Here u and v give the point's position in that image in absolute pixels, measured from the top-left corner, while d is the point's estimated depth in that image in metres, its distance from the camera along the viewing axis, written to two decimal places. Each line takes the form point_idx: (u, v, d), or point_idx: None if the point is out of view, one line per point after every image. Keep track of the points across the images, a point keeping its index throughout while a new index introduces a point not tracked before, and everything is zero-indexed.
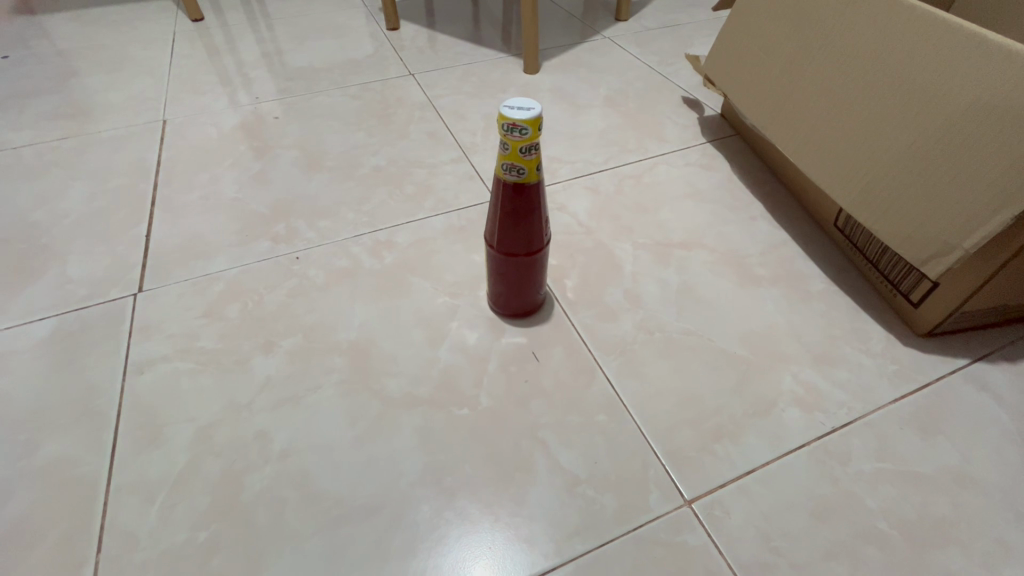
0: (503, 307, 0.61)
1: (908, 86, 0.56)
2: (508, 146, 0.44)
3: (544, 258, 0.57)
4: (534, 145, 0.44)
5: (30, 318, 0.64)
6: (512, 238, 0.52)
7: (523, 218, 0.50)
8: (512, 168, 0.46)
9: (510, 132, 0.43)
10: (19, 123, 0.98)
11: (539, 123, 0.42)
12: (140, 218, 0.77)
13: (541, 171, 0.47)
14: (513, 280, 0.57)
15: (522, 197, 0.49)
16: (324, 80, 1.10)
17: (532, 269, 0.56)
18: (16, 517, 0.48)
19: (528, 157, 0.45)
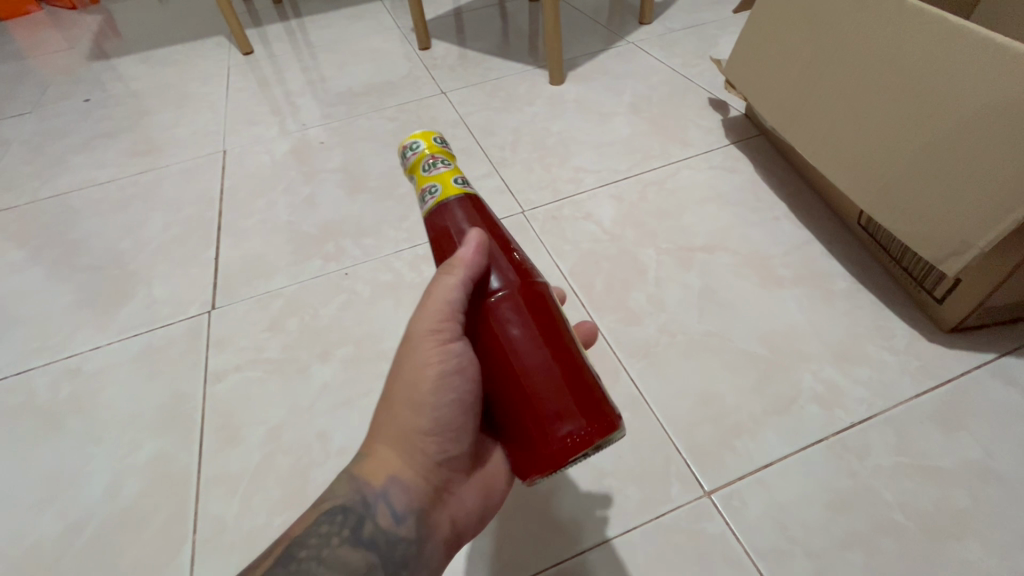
0: (522, 468, 0.37)
1: (923, 92, 0.57)
2: (415, 175, 0.40)
3: (534, 302, 0.37)
4: (436, 156, 0.40)
5: (126, 335, 0.74)
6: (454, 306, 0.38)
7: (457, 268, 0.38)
8: (423, 193, 0.39)
9: (406, 161, 0.41)
10: (104, 160, 1.11)
11: (429, 134, 0.40)
12: (209, 242, 0.87)
13: (461, 184, 0.39)
14: (515, 370, 0.36)
15: (438, 235, 0.38)
16: (364, 104, 1.18)
17: (529, 317, 0.36)
18: (129, 504, 0.58)
19: (433, 170, 0.39)
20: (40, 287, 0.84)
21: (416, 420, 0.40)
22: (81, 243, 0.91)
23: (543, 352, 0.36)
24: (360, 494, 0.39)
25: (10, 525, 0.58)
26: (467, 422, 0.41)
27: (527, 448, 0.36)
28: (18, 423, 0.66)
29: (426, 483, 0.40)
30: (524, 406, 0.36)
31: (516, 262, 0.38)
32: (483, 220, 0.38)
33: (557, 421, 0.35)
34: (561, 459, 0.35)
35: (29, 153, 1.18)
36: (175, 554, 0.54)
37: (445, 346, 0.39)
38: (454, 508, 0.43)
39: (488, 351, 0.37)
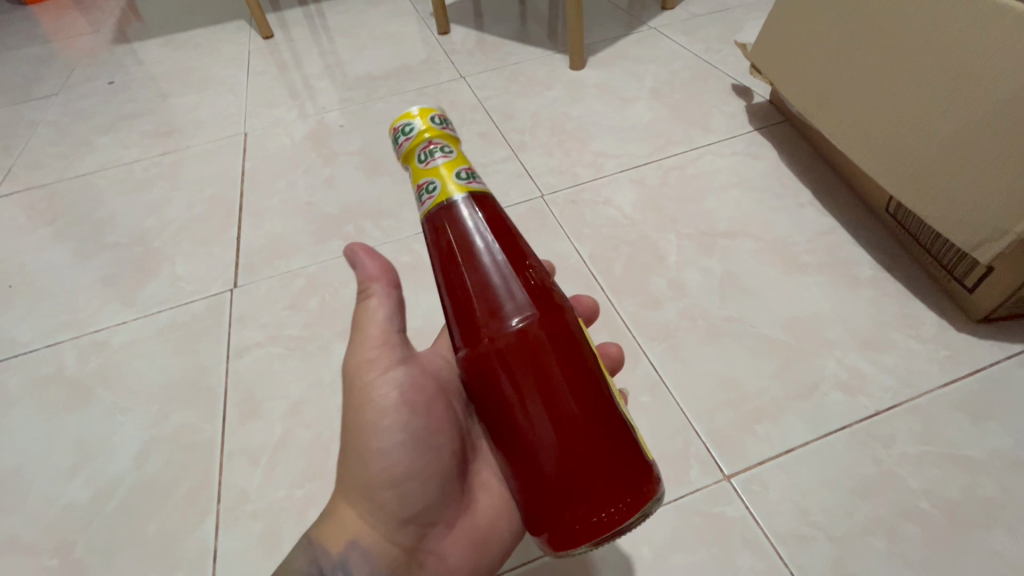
0: (541, 530, 0.35)
1: (958, 76, 0.56)
2: (412, 164, 0.38)
3: (554, 345, 0.34)
4: (432, 143, 0.37)
5: (150, 311, 0.76)
6: (465, 331, 0.35)
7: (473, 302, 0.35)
8: (421, 189, 0.37)
9: (401, 147, 0.38)
10: (127, 141, 1.12)
11: (425, 114, 0.38)
12: (231, 222, 0.88)
13: (465, 181, 0.37)
14: (543, 428, 0.34)
15: (453, 248, 0.36)
16: (383, 88, 1.18)
17: (554, 367, 0.34)
18: (155, 473, 0.59)
19: (431, 163, 0.37)
20: (67, 263, 0.86)
21: (367, 479, 0.41)
22: (107, 222, 0.92)
23: (574, 401, 0.34)
24: (318, 566, 0.41)
25: (42, 491, 0.60)
26: (424, 468, 0.41)
27: (555, 512, 0.34)
28: (48, 393, 0.68)
29: (391, 544, 0.42)
30: (549, 461, 0.34)
31: (537, 285, 0.36)
32: (495, 235, 0.36)
33: (598, 488, 0.34)
34: (597, 531, 0.33)
35: (55, 133, 1.19)
36: (200, 522, 0.55)
37: (385, 373, 0.41)
38: (432, 565, 0.43)
39: (507, 397, 0.34)
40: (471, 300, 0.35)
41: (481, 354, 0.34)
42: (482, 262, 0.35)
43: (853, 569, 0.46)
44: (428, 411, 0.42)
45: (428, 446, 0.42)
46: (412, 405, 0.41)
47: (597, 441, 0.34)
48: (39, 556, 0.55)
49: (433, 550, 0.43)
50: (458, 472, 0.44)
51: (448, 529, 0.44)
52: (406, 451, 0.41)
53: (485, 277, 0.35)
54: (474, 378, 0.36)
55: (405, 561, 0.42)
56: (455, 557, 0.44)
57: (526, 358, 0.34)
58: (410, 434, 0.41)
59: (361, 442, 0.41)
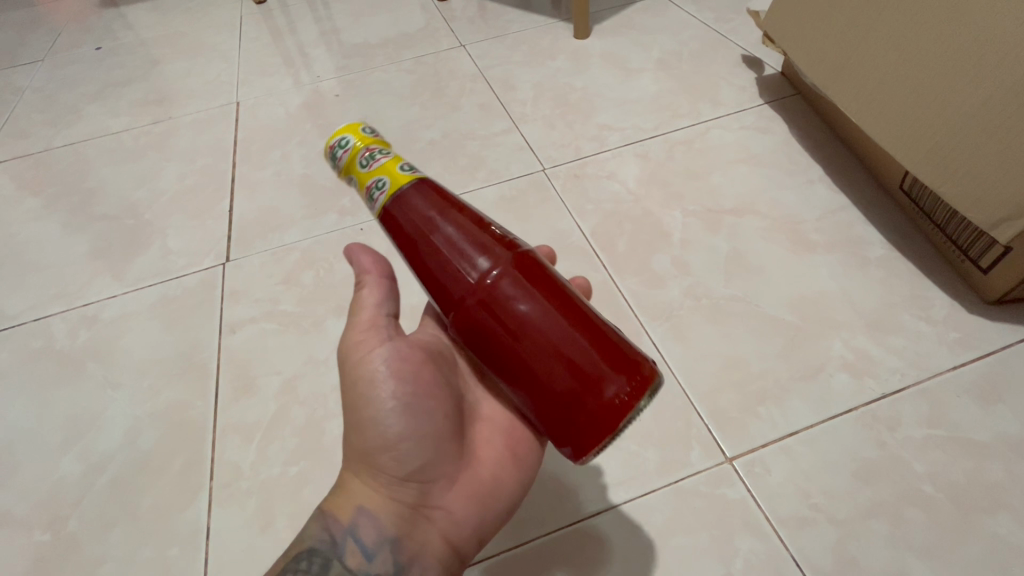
0: (562, 444, 0.35)
1: (987, 45, 0.53)
2: (353, 177, 0.39)
3: (520, 274, 0.34)
4: (366, 150, 0.38)
5: (141, 284, 0.74)
6: (443, 291, 0.36)
7: (440, 264, 0.35)
8: (371, 190, 0.37)
9: (340, 163, 0.39)
10: (116, 110, 1.09)
11: (352, 128, 0.39)
12: (223, 194, 0.85)
13: (407, 170, 0.37)
14: (533, 349, 0.34)
15: (410, 225, 0.36)
16: (380, 56, 1.13)
17: (529, 290, 0.34)
18: (148, 449, 0.58)
19: (370, 166, 0.38)
20: (56, 235, 0.84)
21: (366, 448, 0.40)
22: (96, 192, 0.90)
23: (552, 320, 0.34)
24: (329, 534, 0.41)
25: (33, 465, 0.59)
26: (419, 430, 0.40)
27: (570, 421, 0.34)
28: (38, 367, 0.67)
29: (396, 505, 0.41)
30: (548, 381, 0.34)
31: (494, 233, 0.36)
32: (444, 199, 0.37)
33: (599, 389, 0.33)
34: (608, 425, 0.33)
35: (42, 100, 1.16)
36: (194, 498, 0.54)
37: (374, 349, 0.40)
38: (441, 522, 0.42)
39: (497, 333, 0.34)
40: (439, 261, 0.35)
41: (461, 312, 0.35)
42: (439, 225, 0.35)
43: (854, 553, 0.46)
44: (421, 381, 0.41)
45: (422, 409, 0.41)
46: (402, 374, 0.40)
47: (590, 338, 0.34)
48: (33, 530, 0.55)
49: (440, 507, 0.42)
50: (458, 432, 0.43)
51: (450, 486, 0.42)
52: (400, 415, 0.40)
53: (444, 237, 0.35)
54: (462, 330, 0.36)
55: (412, 521, 0.41)
56: (464, 512, 0.43)
57: (500, 301, 0.34)
58: (401, 398, 0.40)
59: (357, 414, 0.40)
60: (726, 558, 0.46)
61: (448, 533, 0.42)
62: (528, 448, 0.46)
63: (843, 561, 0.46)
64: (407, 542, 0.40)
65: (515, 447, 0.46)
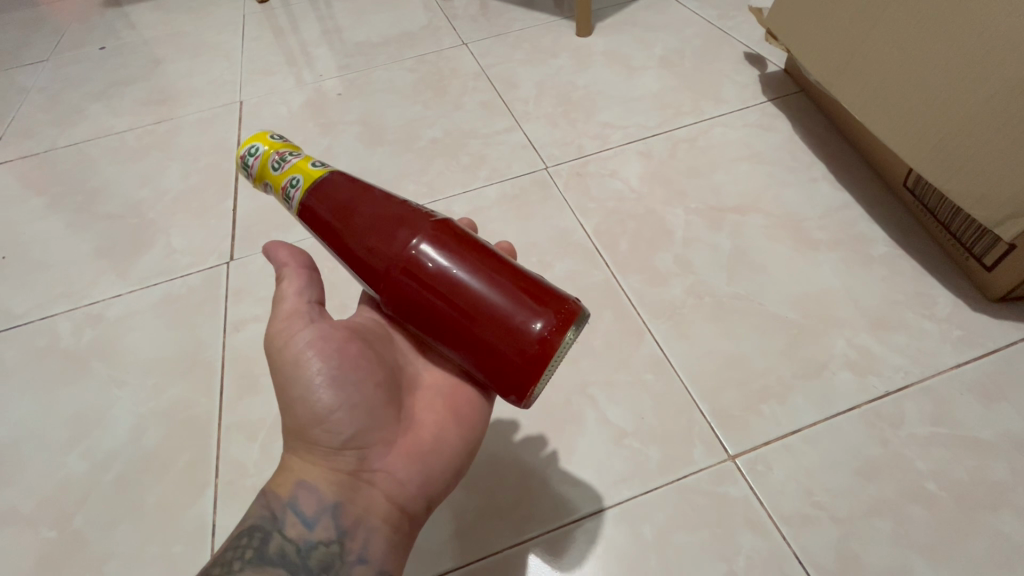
0: (504, 390, 0.37)
1: (990, 42, 0.53)
2: (267, 179, 0.43)
3: (433, 234, 0.37)
4: (279, 154, 0.43)
5: (145, 283, 0.75)
6: (369, 267, 0.38)
7: (359, 240, 0.38)
8: (285, 190, 0.42)
9: (253, 171, 0.44)
10: (119, 110, 1.09)
11: (263, 138, 0.44)
12: (226, 193, 0.85)
13: (317, 166, 0.41)
14: (458, 302, 0.36)
15: (327, 212, 0.39)
16: (382, 55, 1.13)
17: (444, 248, 0.37)
18: (153, 447, 0.59)
19: (281, 168, 0.42)
20: (60, 234, 0.84)
21: (299, 425, 0.41)
22: (100, 192, 0.90)
23: (469, 270, 0.36)
24: (271, 511, 0.41)
25: (40, 462, 0.59)
26: (347, 398, 0.41)
27: (504, 365, 0.36)
28: (43, 365, 0.67)
29: (334, 474, 0.41)
30: (474, 327, 0.36)
31: (408, 206, 0.39)
32: (354, 184, 0.40)
33: (520, 327, 0.35)
34: (538, 358, 0.35)
35: (46, 100, 1.16)
36: (199, 495, 0.55)
37: (297, 331, 0.41)
38: (384, 485, 0.42)
39: (422, 294, 0.37)
40: (361, 238, 0.38)
41: (387, 280, 0.37)
42: (356, 205, 0.39)
43: (856, 551, 0.46)
44: (347, 352, 0.42)
45: (351, 379, 0.41)
46: (324, 350, 0.41)
47: (509, 281, 0.36)
48: (39, 526, 0.55)
49: (380, 470, 0.42)
50: (393, 399, 0.44)
51: (388, 449, 0.42)
52: (328, 387, 0.41)
53: (363, 216, 0.38)
54: (393, 298, 0.38)
55: (353, 486, 0.41)
56: (406, 473, 0.43)
57: (417, 262, 0.36)
58: (327, 372, 0.41)
59: (288, 393, 0.41)
60: (728, 555, 0.46)
61: (393, 495, 0.42)
62: (468, 407, 0.47)
63: (845, 559, 0.46)
64: (350, 508, 0.40)
65: (454, 409, 0.46)
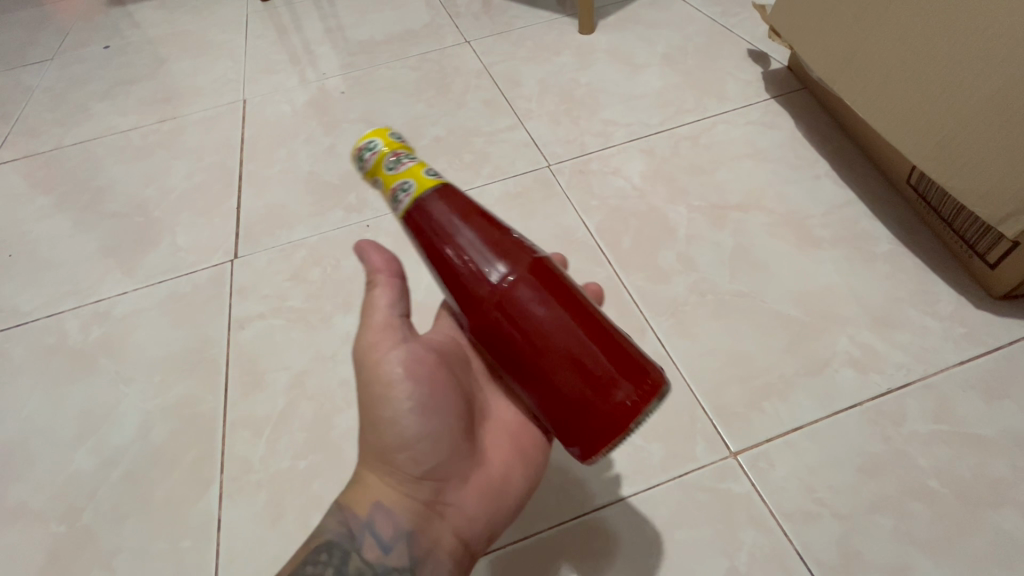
0: (575, 449, 0.36)
1: (994, 40, 0.53)
2: (378, 180, 0.39)
3: (536, 280, 0.35)
4: (399, 155, 0.39)
5: (151, 281, 0.75)
6: (459, 291, 0.36)
7: (457, 268, 0.36)
8: (395, 192, 0.38)
9: (367, 165, 0.39)
10: (124, 109, 1.10)
11: (386, 134, 0.40)
12: (230, 192, 0.86)
13: (432, 174, 0.38)
14: (550, 354, 0.35)
15: (428, 227, 0.36)
16: (385, 53, 1.13)
17: (546, 296, 0.35)
18: (159, 443, 0.59)
19: (395, 169, 0.38)
20: (67, 232, 0.85)
21: (383, 446, 0.41)
22: (106, 190, 0.91)
23: (566, 324, 0.35)
24: (347, 527, 0.42)
25: (49, 458, 0.60)
26: (435, 431, 0.41)
27: (583, 424, 0.35)
28: (51, 362, 0.68)
29: (412, 502, 0.41)
30: (564, 383, 0.35)
31: (513, 240, 0.37)
32: (462, 201, 0.37)
33: (609, 394, 0.34)
34: (620, 428, 0.34)
35: (51, 99, 1.17)
36: (205, 491, 0.55)
37: (389, 351, 0.41)
38: (453, 519, 0.43)
39: (513, 337, 0.35)
40: (459, 262, 0.36)
41: (479, 315, 0.36)
42: (461, 226, 0.36)
43: (858, 547, 0.46)
44: (435, 381, 0.42)
45: (437, 410, 0.41)
46: (418, 376, 0.41)
47: (606, 344, 0.35)
48: (48, 521, 0.56)
49: (452, 503, 0.43)
50: (470, 431, 0.44)
51: (463, 484, 0.43)
52: (415, 416, 0.40)
53: (466, 240, 0.36)
54: (475, 329, 0.37)
55: (426, 517, 0.42)
56: (475, 510, 0.43)
57: (518, 305, 0.35)
58: (416, 402, 0.40)
59: (373, 413, 0.41)
60: (730, 552, 0.47)
61: (460, 528, 0.43)
62: (534, 446, 0.47)
63: (847, 555, 0.46)
64: (422, 537, 0.41)
65: (522, 446, 0.47)
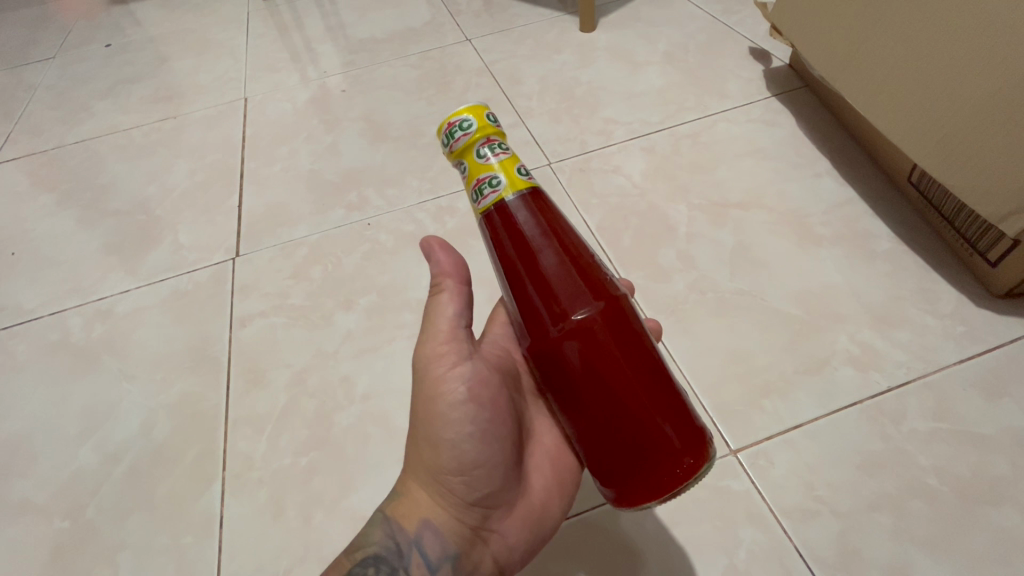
0: (618, 499, 0.36)
1: (995, 39, 0.53)
2: (464, 165, 0.37)
3: (614, 325, 0.34)
4: (493, 142, 0.36)
5: (153, 279, 0.75)
6: (525, 314, 0.36)
7: (534, 294, 0.35)
8: (482, 184, 0.36)
9: (455, 144, 0.36)
10: (126, 107, 1.10)
11: (483, 111, 0.36)
12: (232, 190, 0.86)
13: (527, 179, 0.36)
14: (612, 403, 0.34)
15: (514, 244, 0.35)
16: (386, 51, 1.13)
17: (619, 345, 0.34)
18: (162, 440, 0.60)
19: (485, 161, 0.36)
20: (69, 231, 0.85)
21: (437, 465, 0.41)
22: (108, 188, 0.91)
23: (629, 376, 0.34)
24: (394, 542, 0.42)
25: (52, 454, 0.61)
26: (490, 458, 0.41)
27: (633, 477, 0.35)
28: (54, 359, 0.69)
29: (460, 525, 0.42)
30: (625, 434, 0.34)
31: (598, 275, 0.36)
32: (551, 223, 0.36)
33: (666, 454, 0.34)
34: (669, 488, 0.34)
35: (54, 98, 1.17)
36: (207, 487, 0.56)
37: (453, 368, 0.40)
38: (495, 545, 0.43)
39: (580, 378, 0.34)
40: (539, 287, 0.35)
41: (544, 348, 0.35)
42: (546, 249, 0.35)
43: (856, 545, 0.46)
44: (494, 406, 0.41)
45: (495, 436, 0.41)
46: (480, 398, 0.41)
47: (670, 403, 0.35)
48: (52, 517, 0.56)
49: (495, 529, 0.43)
50: (519, 457, 0.44)
51: (508, 511, 0.43)
52: (474, 441, 0.40)
53: (549, 265, 0.35)
54: (533, 357, 0.36)
55: (471, 541, 0.42)
56: (516, 537, 0.44)
57: (594, 346, 0.34)
58: (476, 425, 0.40)
59: (431, 429, 0.41)
60: (729, 549, 0.47)
61: (499, 556, 0.43)
62: (576, 476, 0.47)
63: (846, 553, 0.46)
64: (465, 560, 0.42)
65: (565, 475, 0.46)
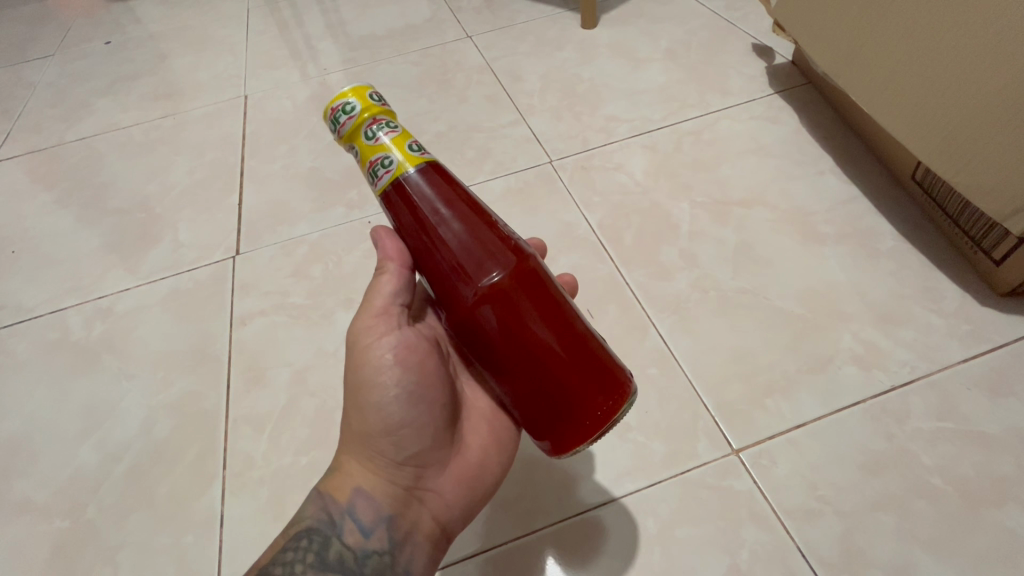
0: (548, 445, 0.38)
1: (996, 37, 0.52)
2: (355, 148, 0.37)
3: (523, 280, 0.35)
4: (378, 121, 0.36)
5: (153, 278, 0.75)
6: (437, 280, 0.36)
7: (442, 260, 0.35)
8: (375, 165, 0.35)
9: (342, 129, 0.36)
10: (125, 105, 1.10)
11: (364, 93, 0.36)
12: (232, 187, 0.86)
13: (417, 152, 0.36)
14: (528, 357, 0.35)
15: (416, 216, 0.35)
16: (387, 48, 1.13)
17: (530, 299, 0.35)
18: (162, 439, 0.60)
19: (374, 141, 0.36)
20: (69, 229, 0.85)
21: (366, 431, 0.41)
22: (108, 187, 0.91)
23: (542, 328, 0.35)
24: (327, 513, 0.41)
25: (52, 454, 0.60)
26: (418, 419, 0.42)
27: (558, 424, 0.36)
28: (54, 358, 0.68)
29: (393, 488, 0.42)
30: (543, 384, 0.36)
31: (502, 235, 0.36)
32: (451, 189, 0.36)
33: (585, 397, 0.36)
34: (592, 431, 0.36)
35: (53, 95, 1.17)
36: (208, 487, 0.56)
37: (379, 339, 0.41)
38: (432, 504, 0.44)
39: (495, 336, 0.35)
40: (446, 254, 0.35)
41: (458, 311, 0.35)
42: (447, 218, 0.35)
43: (860, 545, 0.46)
44: (422, 370, 0.42)
45: (422, 399, 0.42)
46: (407, 364, 0.41)
47: (584, 349, 0.36)
48: (53, 517, 0.56)
49: (432, 489, 0.44)
50: (451, 419, 0.44)
51: (442, 471, 0.44)
52: (401, 405, 0.41)
53: (452, 231, 0.35)
54: (450, 322, 0.37)
55: (406, 502, 0.42)
56: (454, 495, 0.44)
57: (503, 304, 0.34)
58: (403, 389, 0.41)
59: (359, 398, 0.41)
60: (731, 549, 0.47)
61: (438, 515, 0.44)
62: (513, 434, 0.48)
63: (849, 553, 0.46)
64: (401, 521, 0.42)
65: (500, 433, 0.47)
